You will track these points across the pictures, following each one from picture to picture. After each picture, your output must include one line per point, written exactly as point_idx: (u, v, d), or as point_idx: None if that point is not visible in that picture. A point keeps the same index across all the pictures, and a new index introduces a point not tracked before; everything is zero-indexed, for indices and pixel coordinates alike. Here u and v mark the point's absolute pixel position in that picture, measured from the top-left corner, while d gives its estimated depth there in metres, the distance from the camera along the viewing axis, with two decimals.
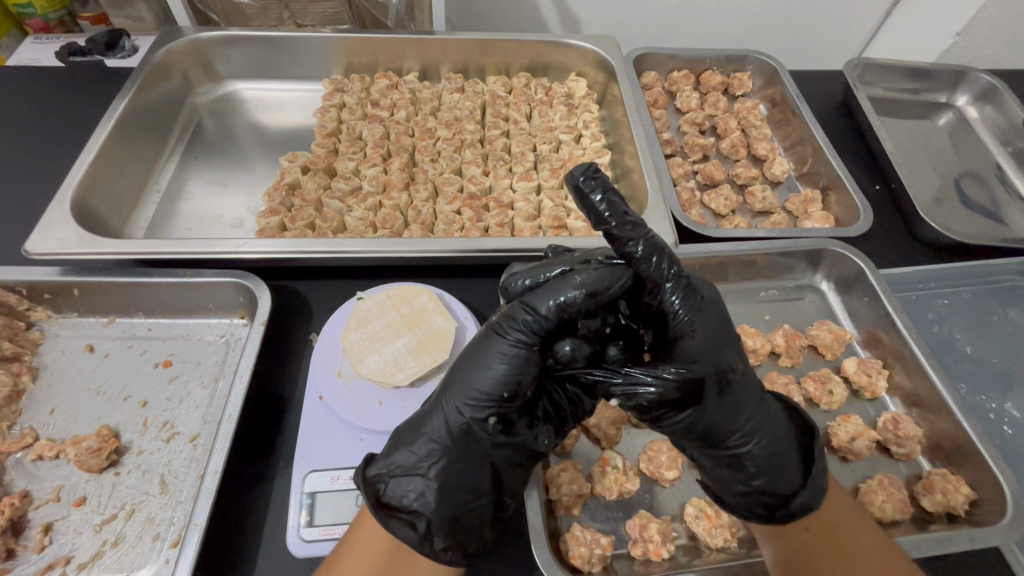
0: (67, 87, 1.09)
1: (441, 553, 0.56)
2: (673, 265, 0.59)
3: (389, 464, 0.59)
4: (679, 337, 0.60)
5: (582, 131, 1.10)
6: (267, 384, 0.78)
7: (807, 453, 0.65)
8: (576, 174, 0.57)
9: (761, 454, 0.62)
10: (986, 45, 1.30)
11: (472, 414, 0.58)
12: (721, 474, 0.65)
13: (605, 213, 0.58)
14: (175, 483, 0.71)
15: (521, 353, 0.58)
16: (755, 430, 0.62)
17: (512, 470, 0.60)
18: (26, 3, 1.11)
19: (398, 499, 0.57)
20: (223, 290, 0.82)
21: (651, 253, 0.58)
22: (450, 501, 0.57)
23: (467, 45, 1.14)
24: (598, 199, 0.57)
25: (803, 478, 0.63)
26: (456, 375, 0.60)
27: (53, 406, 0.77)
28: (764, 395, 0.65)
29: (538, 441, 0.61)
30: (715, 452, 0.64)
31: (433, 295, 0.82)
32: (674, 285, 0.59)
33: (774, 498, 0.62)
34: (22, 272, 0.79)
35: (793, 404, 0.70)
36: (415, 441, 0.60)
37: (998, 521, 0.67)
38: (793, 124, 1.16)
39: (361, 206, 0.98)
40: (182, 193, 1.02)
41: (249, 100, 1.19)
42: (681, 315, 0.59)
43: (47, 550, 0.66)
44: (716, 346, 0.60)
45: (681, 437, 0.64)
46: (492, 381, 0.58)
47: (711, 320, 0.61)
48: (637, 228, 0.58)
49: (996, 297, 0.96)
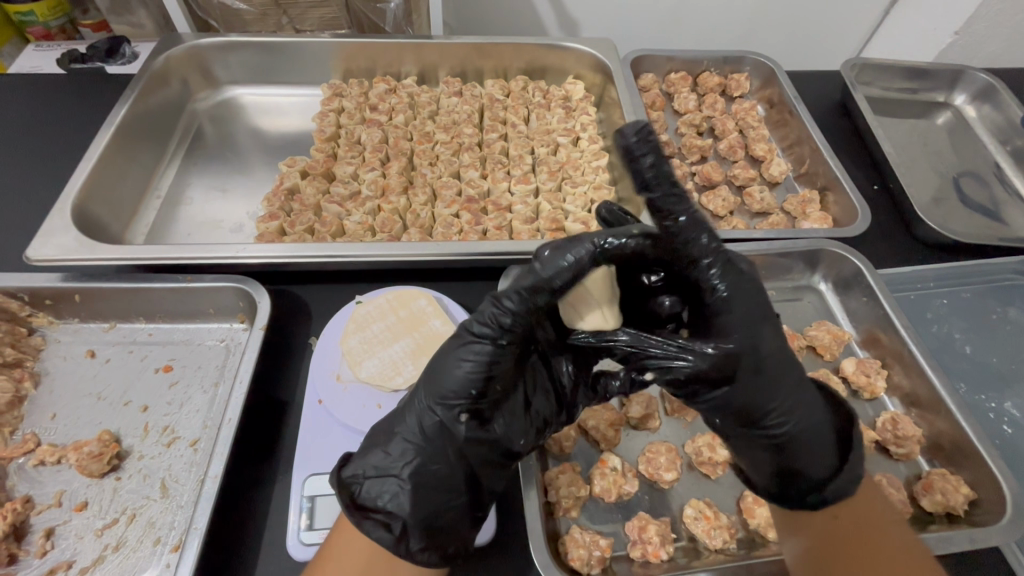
0: (68, 94, 1.10)
1: (418, 554, 0.56)
2: (712, 240, 0.58)
3: (364, 465, 0.59)
4: (717, 313, 0.59)
5: (580, 133, 1.11)
6: (265, 388, 0.79)
7: (846, 445, 0.63)
8: (627, 132, 0.54)
9: (800, 434, 0.61)
10: (984, 44, 1.30)
11: (445, 413, 0.58)
12: (758, 454, 0.63)
13: (651, 178, 0.54)
14: (176, 487, 0.72)
15: (489, 349, 0.59)
16: (794, 410, 0.61)
17: (490, 470, 0.61)
18: (28, 10, 1.11)
19: (372, 499, 0.57)
20: (222, 295, 0.82)
21: (691, 227, 0.56)
22: (424, 503, 0.57)
23: (465, 49, 1.14)
24: (648, 161, 0.54)
25: (840, 463, 0.62)
26: (427, 377, 0.60)
27: (55, 412, 0.78)
28: (805, 374, 0.63)
29: (513, 440, 0.62)
30: (752, 433, 0.62)
31: (431, 299, 0.83)
32: (712, 260, 0.58)
33: (807, 483, 0.62)
34: (24, 278, 0.80)
35: (839, 397, 0.67)
36: (388, 442, 0.60)
37: (998, 521, 0.67)
38: (790, 125, 1.16)
39: (360, 210, 0.98)
40: (182, 199, 1.03)
41: (249, 105, 1.20)
42: (719, 290, 0.58)
43: (49, 555, 0.66)
44: (754, 322, 0.59)
45: (715, 415, 0.62)
46: (462, 379, 0.58)
47: (748, 294, 0.59)
48: (683, 201, 0.55)
49: (996, 297, 0.96)
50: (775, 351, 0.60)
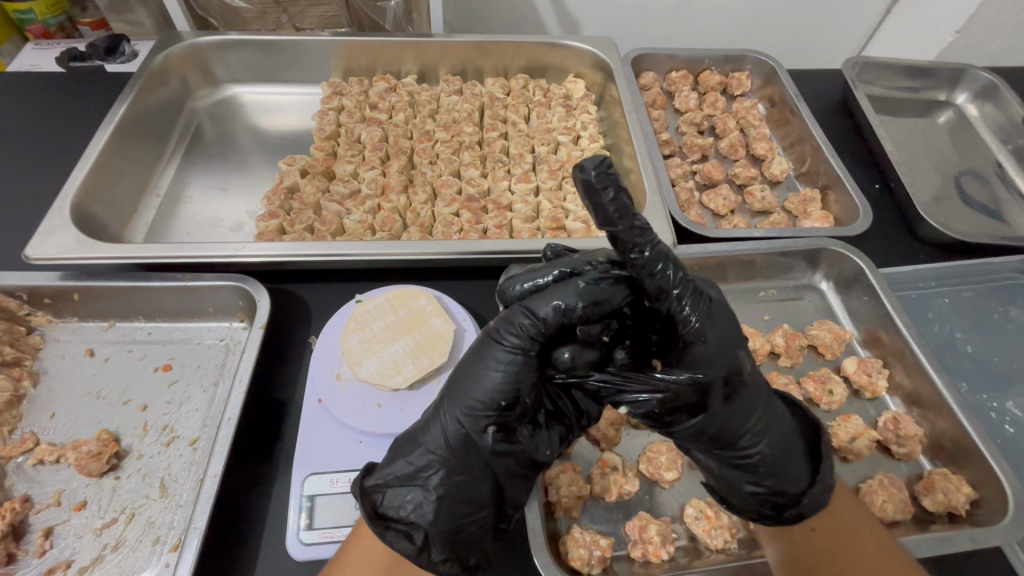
0: (67, 92, 1.09)
1: (439, 565, 0.55)
2: (678, 270, 0.56)
3: (386, 474, 0.58)
4: (689, 343, 0.57)
5: (581, 132, 1.11)
6: (264, 387, 0.78)
7: (816, 453, 0.64)
8: (587, 167, 0.51)
9: (773, 452, 0.61)
10: (986, 43, 1.30)
11: (472, 424, 0.58)
12: (738, 477, 0.63)
13: (614, 213, 0.52)
14: (175, 487, 0.71)
15: (519, 359, 0.58)
16: (764, 430, 0.61)
17: (512, 479, 0.60)
18: (27, 9, 1.11)
19: (394, 509, 0.56)
20: (222, 294, 0.82)
21: (657, 260, 0.55)
22: (448, 514, 0.57)
23: (466, 47, 1.14)
24: (609, 195, 0.51)
25: (812, 476, 0.62)
26: (453, 387, 0.60)
27: (53, 411, 0.77)
28: (772, 394, 0.64)
29: (539, 450, 0.61)
30: (727, 454, 0.62)
31: (432, 297, 0.83)
32: (681, 291, 0.56)
33: (784, 499, 0.62)
34: (23, 277, 0.79)
35: (796, 402, 0.69)
36: (413, 451, 0.59)
37: (999, 521, 0.67)
38: (792, 123, 1.16)
39: (360, 209, 0.98)
40: (181, 198, 1.03)
41: (249, 104, 1.20)
42: (692, 322, 0.56)
43: (47, 555, 0.66)
44: (728, 354, 0.58)
45: (692, 442, 0.62)
46: (492, 390, 0.58)
47: (719, 323, 0.58)
48: (646, 232, 0.54)
49: (997, 296, 0.96)
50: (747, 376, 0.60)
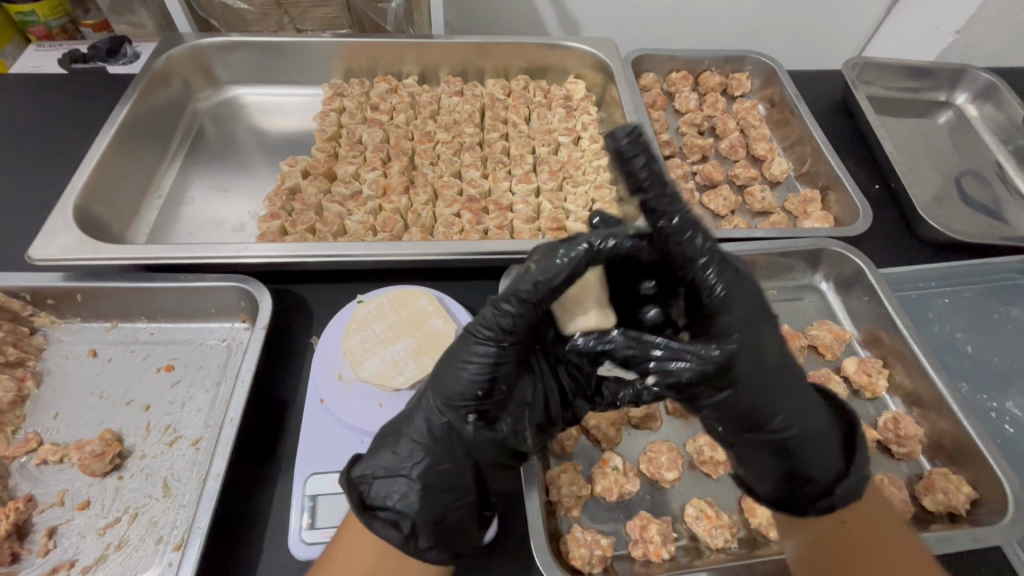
0: (69, 94, 1.10)
1: (426, 552, 0.56)
2: (707, 239, 0.58)
3: (373, 466, 0.59)
4: (715, 314, 0.58)
5: (581, 133, 1.11)
6: (266, 388, 0.79)
7: (851, 444, 0.63)
8: (617, 135, 0.55)
9: (805, 435, 0.61)
10: (986, 43, 1.30)
11: (452, 414, 0.58)
12: (767, 463, 0.63)
13: (644, 182, 0.55)
14: (178, 487, 0.72)
15: (494, 350, 0.57)
16: (796, 413, 0.60)
17: (498, 471, 0.61)
18: (29, 11, 1.11)
19: (381, 499, 0.57)
20: (224, 294, 0.82)
21: (686, 226, 0.57)
22: (434, 503, 0.57)
23: (466, 48, 1.14)
24: (639, 164, 0.55)
25: (847, 467, 0.62)
26: (433, 378, 0.60)
27: (57, 411, 0.78)
28: (807, 378, 0.63)
29: (521, 438, 0.61)
30: (758, 438, 0.62)
31: (433, 298, 0.83)
32: (708, 259, 0.57)
33: (817, 489, 0.62)
34: (27, 278, 0.80)
35: (829, 393, 0.69)
36: (397, 442, 0.60)
37: (1000, 521, 0.67)
38: (792, 124, 1.16)
39: (361, 210, 0.98)
40: (183, 198, 1.03)
41: (250, 105, 1.20)
42: (717, 290, 0.57)
43: (51, 554, 0.66)
44: (752, 323, 0.58)
45: (720, 418, 0.62)
46: (468, 380, 0.58)
47: (746, 296, 0.58)
48: (676, 201, 0.56)
49: (997, 296, 0.96)
50: (775, 351, 0.59)
